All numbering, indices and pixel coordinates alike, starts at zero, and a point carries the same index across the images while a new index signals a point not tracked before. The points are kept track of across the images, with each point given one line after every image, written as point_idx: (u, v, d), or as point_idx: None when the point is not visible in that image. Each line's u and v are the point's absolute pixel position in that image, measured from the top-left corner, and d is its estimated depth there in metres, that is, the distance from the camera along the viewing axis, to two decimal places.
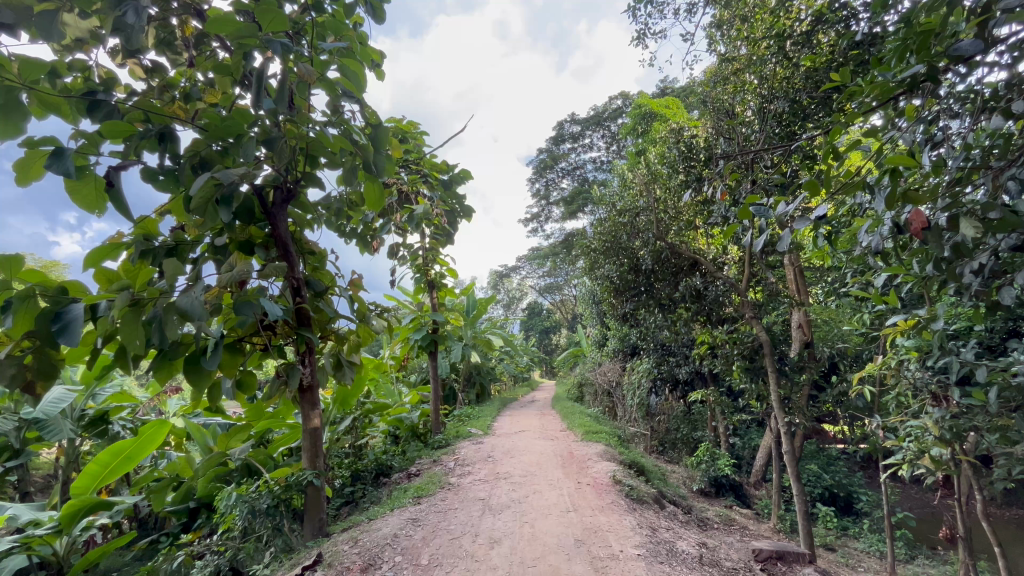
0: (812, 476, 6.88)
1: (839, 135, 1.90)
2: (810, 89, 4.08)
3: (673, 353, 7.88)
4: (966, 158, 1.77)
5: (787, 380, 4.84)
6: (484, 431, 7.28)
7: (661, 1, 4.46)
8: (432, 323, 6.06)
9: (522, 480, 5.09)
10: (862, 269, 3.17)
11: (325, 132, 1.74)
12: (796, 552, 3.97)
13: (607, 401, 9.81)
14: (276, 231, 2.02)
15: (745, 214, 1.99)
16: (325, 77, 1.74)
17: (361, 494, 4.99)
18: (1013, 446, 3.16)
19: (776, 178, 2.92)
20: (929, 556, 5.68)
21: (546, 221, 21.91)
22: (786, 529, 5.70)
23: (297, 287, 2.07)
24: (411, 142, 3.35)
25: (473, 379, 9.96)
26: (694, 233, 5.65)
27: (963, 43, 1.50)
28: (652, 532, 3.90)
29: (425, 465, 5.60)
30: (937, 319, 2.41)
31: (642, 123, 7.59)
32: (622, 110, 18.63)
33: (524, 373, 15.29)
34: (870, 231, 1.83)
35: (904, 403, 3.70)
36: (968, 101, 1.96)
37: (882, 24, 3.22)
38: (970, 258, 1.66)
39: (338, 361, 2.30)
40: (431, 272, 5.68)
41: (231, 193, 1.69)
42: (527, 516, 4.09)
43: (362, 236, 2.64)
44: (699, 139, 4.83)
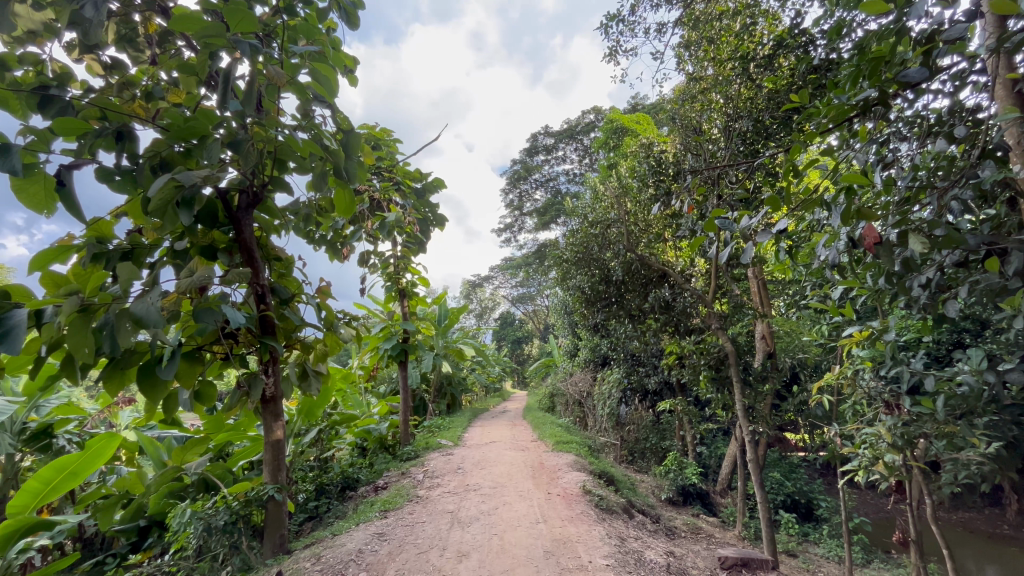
0: (775, 484, 7.05)
1: (799, 153, 1.96)
2: (772, 109, 4.26)
3: (643, 363, 8.13)
4: (914, 179, 1.88)
5: (751, 390, 4.98)
6: (454, 442, 7.20)
7: (632, 20, 4.60)
8: (403, 332, 6.00)
9: (491, 491, 5.03)
10: (820, 283, 3.29)
11: (293, 134, 1.69)
12: (760, 559, 4.06)
13: (578, 411, 9.87)
14: (241, 236, 1.95)
15: (710, 226, 2.02)
16: (295, 81, 1.70)
17: (325, 509, 4.84)
18: (959, 452, 3.33)
19: (739, 193, 3.01)
20: (884, 559, 5.90)
21: (519, 231, 22.07)
22: (750, 536, 5.83)
23: (261, 294, 2.00)
24: (385, 149, 3.33)
25: (444, 389, 9.85)
26: (663, 245, 5.81)
27: (911, 70, 1.59)
28: (621, 542, 3.91)
29: (394, 477, 5.49)
30: (889, 331, 2.54)
31: (613, 138, 7.70)
32: (595, 124, 19.03)
33: (496, 383, 15.22)
34: (827, 246, 1.91)
35: (860, 411, 3.84)
36: (916, 125, 2.10)
37: (838, 50, 3.42)
38: (918, 273, 1.77)
39: (303, 370, 2.21)
40: (402, 281, 5.62)
41: (193, 195, 1.62)
42: (497, 529, 4.04)
43: (332, 243, 2.58)
44: (668, 154, 4.97)
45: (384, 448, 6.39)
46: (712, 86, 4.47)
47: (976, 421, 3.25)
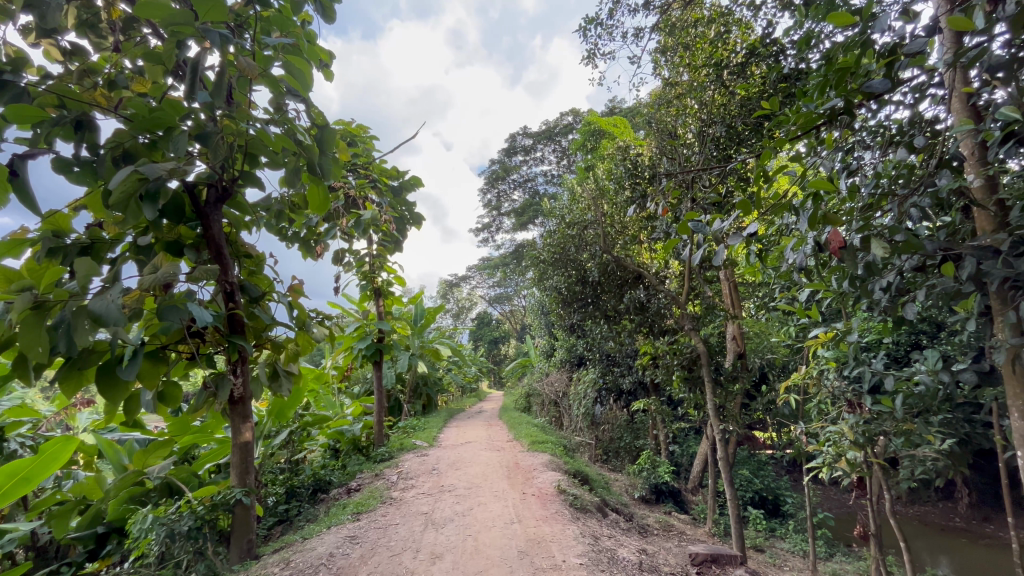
0: (744, 481, 7.24)
1: (769, 159, 2.01)
2: (744, 115, 4.33)
3: (618, 363, 8.24)
4: (877, 186, 1.95)
5: (722, 390, 5.09)
6: (429, 442, 7.13)
7: (610, 24, 4.65)
8: (378, 331, 5.92)
9: (466, 492, 5.01)
10: (788, 285, 3.38)
11: (265, 128, 1.63)
12: (729, 554, 4.14)
13: (553, 411, 9.93)
14: (209, 231, 1.88)
15: (683, 229, 2.05)
16: (268, 74, 1.66)
17: (296, 512, 4.74)
18: (915, 449, 3.48)
19: (712, 197, 3.07)
20: (846, 553, 6.13)
21: (497, 231, 22.05)
22: (720, 533, 5.96)
23: (230, 292, 1.93)
24: (360, 146, 3.28)
25: (419, 390, 9.76)
26: (638, 247, 5.90)
27: (874, 81, 1.65)
28: (594, 541, 3.95)
29: (367, 479, 5.41)
30: (852, 332, 2.63)
31: (591, 140, 7.75)
32: (572, 126, 19.17)
33: (472, 383, 15.17)
34: (795, 250, 1.96)
35: (824, 410, 3.97)
36: (879, 135, 2.18)
37: (807, 60, 3.52)
38: (880, 276, 1.84)
39: (273, 371, 2.14)
40: (378, 280, 5.54)
41: (158, 189, 1.56)
42: (471, 529, 4.03)
43: (305, 241, 2.51)
44: (644, 157, 5.09)
45: (357, 449, 6.29)
46: (687, 92, 4.55)
47: (931, 420, 3.40)
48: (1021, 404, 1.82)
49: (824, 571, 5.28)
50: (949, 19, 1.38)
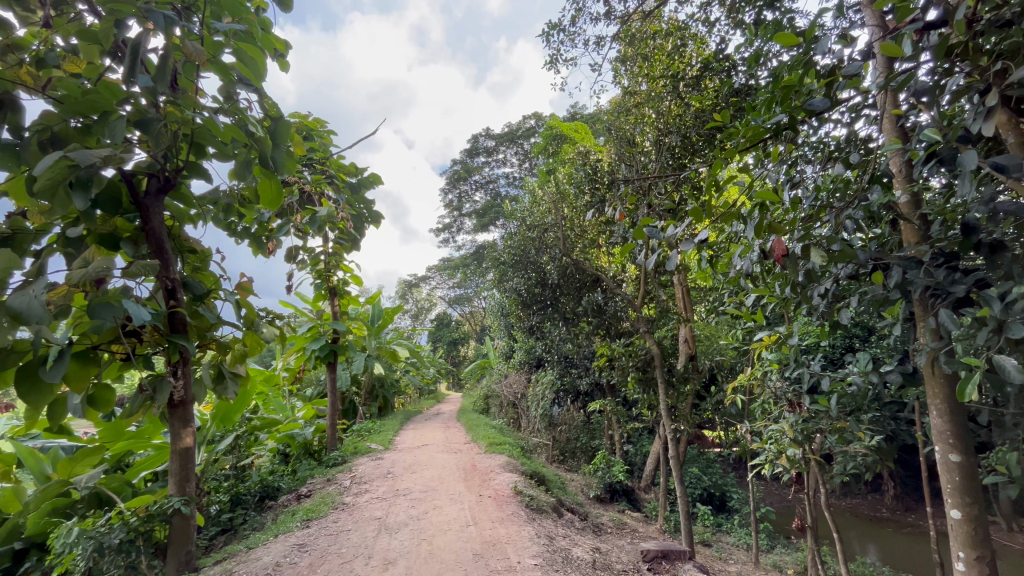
0: (693, 478, 7.52)
1: (720, 168, 2.10)
2: (698, 126, 4.49)
3: (575, 365, 8.38)
4: (817, 200, 2.07)
5: (674, 390, 5.26)
6: (385, 446, 6.98)
7: (572, 30, 4.72)
8: (332, 332, 5.75)
9: (422, 496, 4.93)
10: (736, 290, 3.54)
11: (212, 118, 1.48)
12: (679, 550, 4.25)
13: (511, 413, 9.96)
14: (148, 225, 1.62)
15: (639, 234, 2.12)
16: (218, 60, 1.56)
17: (241, 521, 4.53)
18: (847, 445, 3.73)
19: (666, 204, 3.17)
20: (785, 545, 6.47)
21: (458, 232, 21.90)
22: (670, 529, 6.14)
23: (171, 289, 1.64)
24: (316, 140, 3.18)
25: (376, 392, 9.55)
26: (597, 251, 6.02)
27: (815, 99, 1.76)
28: (550, 541, 3.98)
29: (318, 484, 5.22)
30: (793, 335, 2.78)
31: (551, 144, 7.83)
32: (535, 130, 19.35)
33: (431, 384, 15.02)
34: (743, 257, 2.05)
35: (767, 409, 4.17)
36: (820, 150, 2.32)
37: (756, 77, 3.71)
38: (819, 284, 1.96)
39: (218, 372, 1.87)
40: (333, 279, 5.38)
41: (90, 176, 1.43)
42: (426, 533, 3.97)
43: (256, 237, 2.22)
44: (603, 163, 5.28)
45: (309, 453, 6.07)
46: (645, 101, 4.69)
47: (862, 418, 3.64)
48: (939, 402, 1.98)
49: (766, 563, 5.54)
50: (879, 45, 1.49)
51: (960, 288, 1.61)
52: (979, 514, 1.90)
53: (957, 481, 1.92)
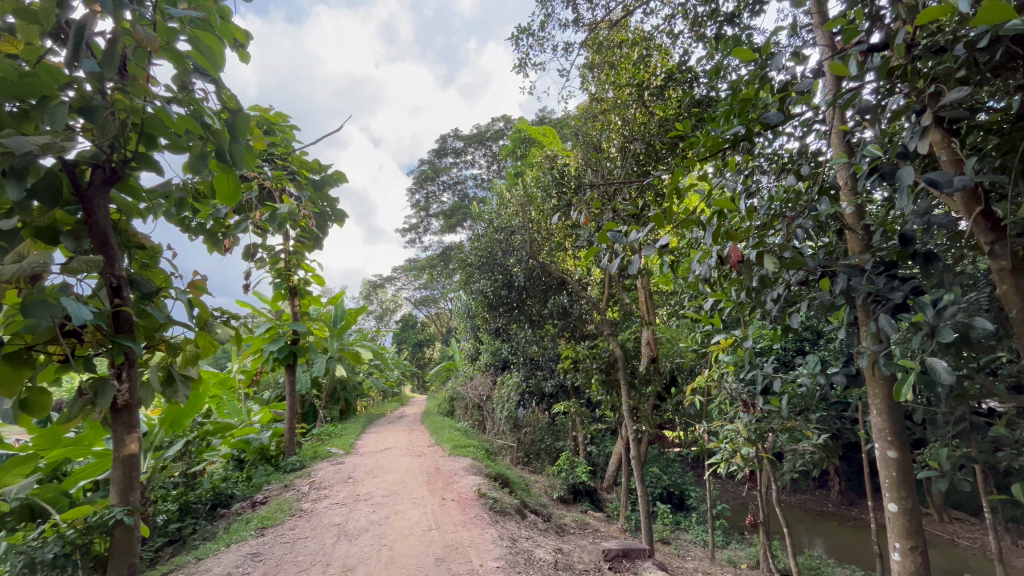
0: (653, 478, 7.71)
1: (681, 177, 2.16)
2: (661, 134, 4.57)
3: (541, 367, 8.43)
4: (771, 209, 2.16)
5: (636, 392, 5.37)
6: (345, 450, 6.81)
7: (541, 35, 4.76)
8: (292, 333, 5.57)
9: (383, 500, 4.84)
10: (696, 295, 3.65)
11: (163, 107, 1.38)
12: (639, 548, 4.34)
13: (476, 415, 9.92)
14: (90, 218, 1.49)
15: (603, 238, 2.17)
16: (171, 48, 1.45)
17: (191, 531, 4.33)
18: (796, 443, 3.91)
19: (630, 209, 3.24)
20: (739, 540, 6.72)
21: (425, 232, 21.67)
22: (630, 528, 6.26)
23: (117, 287, 1.50)
24: (278, 135, 3.09)
25: (337, 395, 9.33)
26: (563, 254, 6.09)
27: (769, 114, 1.85)
28: (512, 543, 3.99)
29: (275, 491, 5.04)
30: (748, 338, 2.89)
31: (520, 146, 7.85)
32: (504, 132, 19.43)
33: (395, 387, 14.78)
34: (702, 262, 2.12)
35: (724, 409, 4.32)
36: (773, 161, 2.42)
37: (716, 89, 3.85)
38: (771, 289, 2.06)
39: (167, 375, 1.73)
40: (294, 278, 5.23)
41: (27, 166, 1.32)
42: (387, 539, 3.90)
43: (211, 234, 2.10)
44: (570, 168, 5.36)
45: (266, 459, 5.84)
46: (612, 108, 4.79)
47: (810, 417, 3.82)
48: (879, 402, 2.10)
49: (722, 559, 5.73)
50: (828, 64, 1.56)
51: (898, 295, 1.70)
52: (913, 506, 2.03)
53: (894, 476, 2.05)
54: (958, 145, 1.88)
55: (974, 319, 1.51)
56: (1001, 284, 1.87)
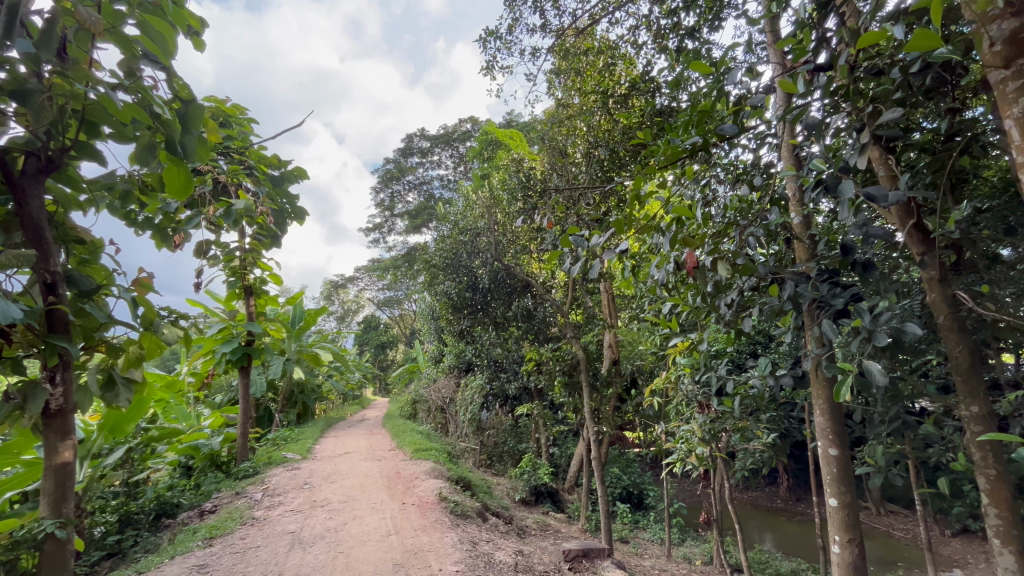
0: (614, 478, 7.86)
1: (642, 183, 2.22)
2: (625, 142, 4.68)
3: (504, 369, 8.41)
4: (725, 217, 2.25)
5: (598, 394, 5.46)
6: (302, 455, 6.60)
7: (509, 39, 4.77)
8: (246, 333, 5.36)
9: (341, 506, 4.71)
10: (656, 299, 3.75)
11: (108, 94, 1.27)
12: (598, 548, 4.41)
13: (439, 417, 9.83)
14: (20, 208, 1.36)
15: (566, 242, 2.23)
16: (118, 31, 1.34)
17: (132, 543, 4.09)
18: (749, 442, 4.07)
19: (593, 213, 3.31)
20: (694, 537, 6.93)
21: (388, 232, 21.27)
22: (590, 528, 6.35)
23: (52, 284, 1.38)
24: (235, 128, 2.97)
25: (294, 398, 9.04)
26: (528, 257, 6.13)
27: (725, 126, 1.93)
28: (472, 546, 3.96)
29: (225, 498, 4.82)
30: (702, 340, 3.00)
31: (487, 148, 7.86)
32: (471, 134, 19.43)
33: (355, 389, 14.45)
34: (660, 267, 2.19)
35: (681, 410, 4.46)
36: (729, 171, 2.52)
37: (677, 100, 3.98)
38: (725, 294, 2.14)
39: (108, 377, 1.59)
40: (249, 277, 5.03)
41: None
42: (343, 546, 3.80)
43: (160, 229, 1.98)
44: (537, 172, 5.43)
45: (216, 466, 5.57)
46: (578, 114, 4.88)
47: (761, 417, 3.99)
48: (822, 402, 2.22)
49: (678, 556, 5.89)
50: (778, 81, 1.64)
51: (839, 301, 1.80)
52: (850, 500, 2.15)
53: (835, 472, 2.17)
54: (894, 161, 2.03)
55: (906, 325, 1.62)
56: (930, 292, 2.03)
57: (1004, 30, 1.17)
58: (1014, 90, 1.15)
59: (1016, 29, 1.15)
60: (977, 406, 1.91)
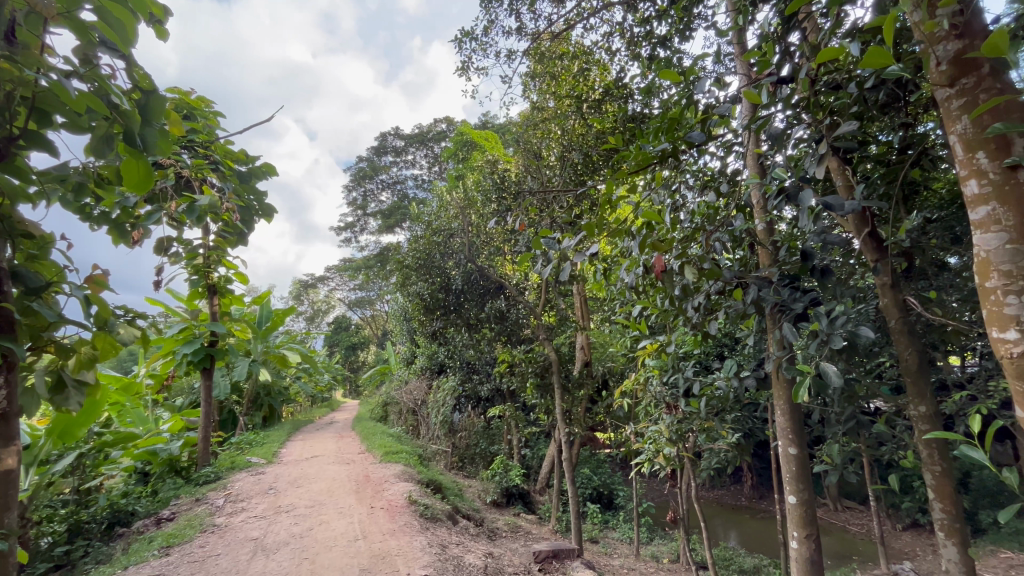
0: (584, 479, 7.94)
1: (613, 188, 2.25)
2: (598, 146, 4.74)
3: (477, 371, 8.34)
4: (693, 222, 2.31)
5: (569, 395, 5.51)
6: (267, 459, 6.42)
7: (484, 41, 4.77)
8: (209, 334, 5.18)
9: (307, 511, 4.60)
10: (626, 301, 3.81)
11: (62, 83, 1.19)
12: (568, 548, 4.44)
13: (410, 420, 9.72)
14: None
15: (537, 244, 2.24)
16: (73, 16, 1.26)
17: (81, 554, 3.90)
18: (714, 441, 4.17)
19: (565, 216, 3.34)
20: (662, 536, 7.06)
21: (360, 232, 20.79)
22: (561, 529, 6.39)
23: None
24: (199, 121, 2.87)
25: (260, 400, 8.78)
26: (501, 259, 6.16)
27: (693, 134, 1.97)
28: (442, 550, 3.93)
29: (184, 505, 4.64)
30: (670, 343, 3.06)
31: (462, 149, 7.85)
32: (446, 134, 19.34)
33: (324, 391, 14.14)
34: (629, 271, 2.22)
35: (649, 411, 4.54)
36: (698, 177, 2.59)
37: (648, 106, 4.06)
38: (692, 298, 2.19)
39: (58, 380, 1.50)
40: (213, 275, 4.86)
41: None
42: (308, 552, 3.71)
43: (117, 224, 1.89)
44: (511, 174, 5.46)
45: (174, 471, 5.36)
46: (552, 117, 4.92)
47: (726, 418, 4.10)
48: (783, 403, 2.29)
49: (646, 555, 5.99)
50: (743, 92, 1.69)
51: (798, 305, 1.87)
52: (809, 497, 2.23)
53: (794, 470, 2.25)
54: (851, 172, 2.12)
55: (860, 329, 1.69)
56: (883, 297, 2.13)
57: (949, 51, 1.23)
58: (958, 108, 1.22)
59: (960, 50, 1.22)
60: (925, 406, 2.02)
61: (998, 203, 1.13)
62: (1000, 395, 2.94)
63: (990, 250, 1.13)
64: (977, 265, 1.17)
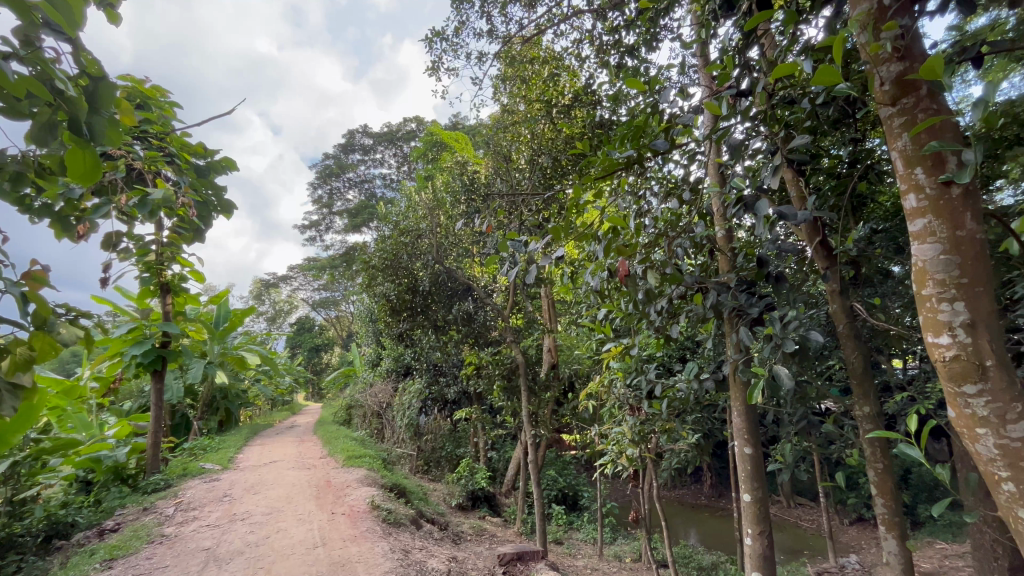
0: (550, 480, 7.99)
1: (580, 192, 2.27)
2: (566, 151, 4.80)
3: (444, 373, 8.19)
4: (657, 228, 2.36)
5: (536, 398, 5.53)
6: (222, 465, 6.16)
7: (455, 41, 4.75)
8: (161, 335, 4.93)
9: (264, 519, 4.44)
10: (592, 304, 3.85)
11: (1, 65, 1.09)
12: (532, 551, 4.44)
13: (375, 423, 9.54)
14: None
15: (504, 246, 2.23)
16: None
17: (13, 570, 3.59)
18: (675, 442, 4.27)
19: (534, 219, 3.35)
20: (625, 536, 7.17)
21: (326, 231, 20.34)
22: (526, 531, 6.41)
23: None
24: (153, 111, 2.74)
25: (216, 404, 8.43)
26: (469, 261, 6.12)
27: (658, 141, 2.02)
28: (404, 555, 3.87)
29: (130, 515, 4.39)
30: (634, 345, 3.12)
31: (432, 150, 7.80)
32: (415, 134, 19.20)
33: (285, 394, 13.71)
34: (594, 275, 2.25)
35: (614, 413, 4.60)
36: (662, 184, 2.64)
37: (615, 113, 4.14)
38: (655, 302, 2.23)
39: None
40: (166, 273, 4.64)
41: None
42: (263, 561, 3.58)
43: (60, 217, 1.79)
44: (480, 176, 5.46)
45: (120, 479, 5.06)
46: (522, 121, 4.95)
47: (687, 419, 4.20)
48: (739, 405, 2.36)
49: (609, 555, 6.08)
50: (705, 103, 1.74)
51: (754, 309, 1.94)
52: (762, 495, 2.32)
53: (748, 469, 2.33)
54: (804, 183, 2.21)
55: (810, 333, 1.77)
56: (832, 303, 2.23)
57: (892, 72, 1.31)
58: (900, 125, 1.29)
59: (901, 71, 1.29)
60: (869, 406, 2.12)
61: (933, 216, 1.20)
62: (935, 396, 3.13)
63: (926, 260, 1.21)
64: (914, 273, 1.25)
